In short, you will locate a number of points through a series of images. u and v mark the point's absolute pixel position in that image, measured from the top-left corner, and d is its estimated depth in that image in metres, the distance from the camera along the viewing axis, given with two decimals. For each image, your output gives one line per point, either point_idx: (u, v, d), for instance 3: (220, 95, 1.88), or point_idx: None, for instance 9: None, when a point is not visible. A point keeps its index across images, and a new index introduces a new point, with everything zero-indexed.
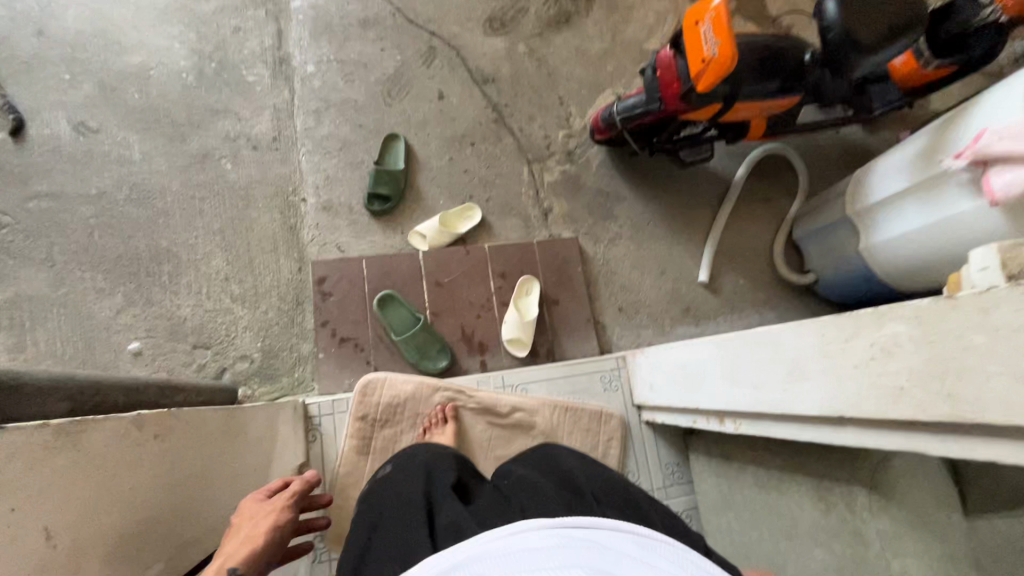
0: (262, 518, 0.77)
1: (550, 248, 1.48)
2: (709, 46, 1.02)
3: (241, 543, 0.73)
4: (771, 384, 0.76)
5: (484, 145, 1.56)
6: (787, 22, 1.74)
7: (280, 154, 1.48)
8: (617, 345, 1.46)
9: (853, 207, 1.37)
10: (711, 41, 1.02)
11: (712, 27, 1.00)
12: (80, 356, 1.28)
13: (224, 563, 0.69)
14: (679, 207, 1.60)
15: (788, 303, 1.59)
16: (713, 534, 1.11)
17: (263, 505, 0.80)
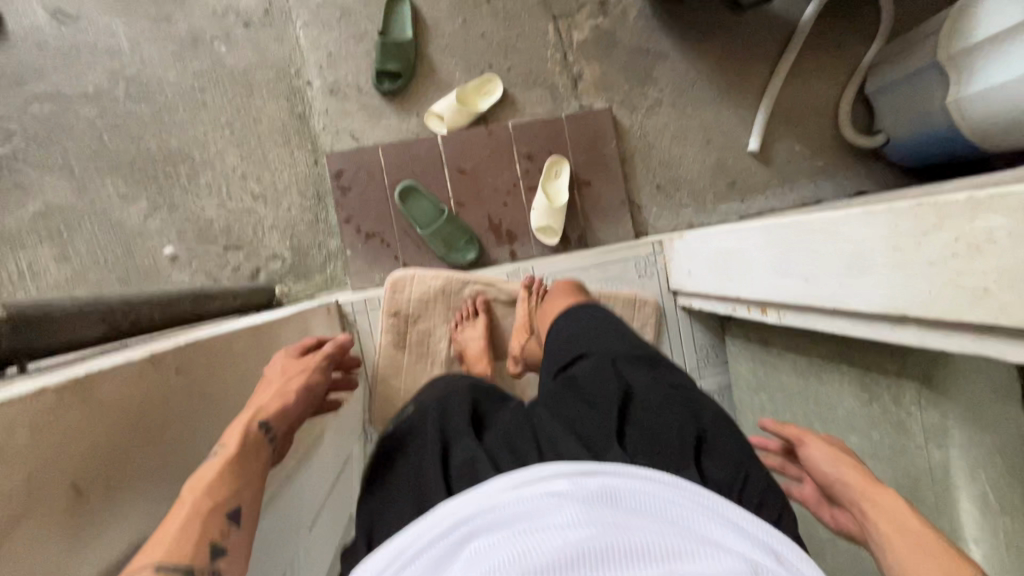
0: (294, 376, 0.64)
1: (581, 123, 1.34)
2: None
3: (272, 398, 0.60)
4: (825, 278, 0.69)
5: (501, 1, 1.34)
6: None
7: (275, 30, 1.33)
8: (654, 227, 1.38)
9: (948, 50, 1.14)
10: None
11: None
12: (121, 262, 1.31)
13: (251, 420, 0.56)
14: (731, 63, 1.38)
15: (849, 169, 1.43)
16: (746, 414, 1.13)
17: (297, 362, 0.66)
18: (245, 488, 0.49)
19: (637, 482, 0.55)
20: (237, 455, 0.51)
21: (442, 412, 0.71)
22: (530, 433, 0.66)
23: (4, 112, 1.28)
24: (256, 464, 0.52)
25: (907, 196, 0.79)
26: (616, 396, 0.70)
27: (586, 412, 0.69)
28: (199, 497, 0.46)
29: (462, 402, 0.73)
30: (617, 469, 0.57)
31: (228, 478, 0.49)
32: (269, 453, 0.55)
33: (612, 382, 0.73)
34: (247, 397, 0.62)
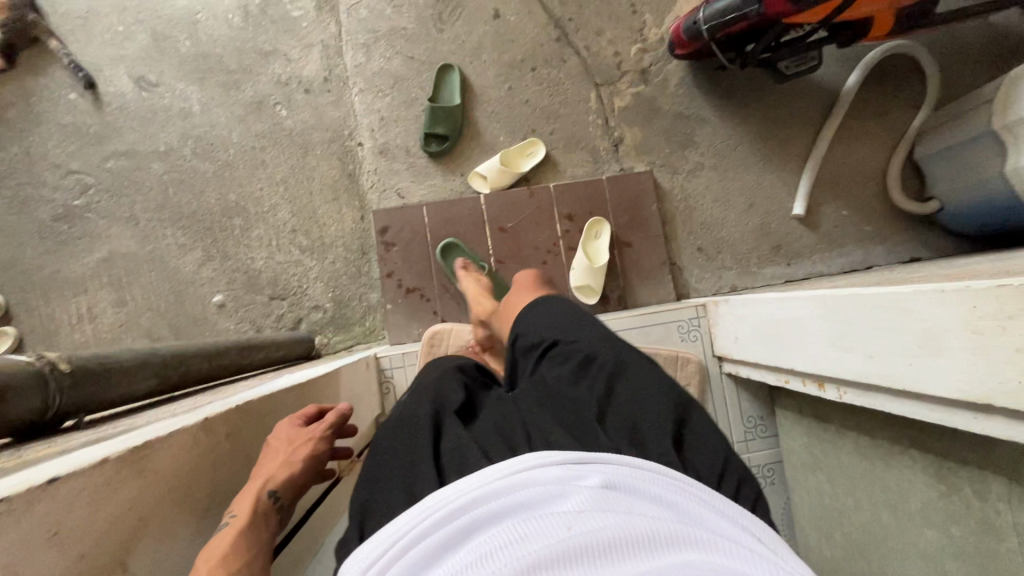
0: (297, 444, 0.63)
1: (622, 185, 1.35)
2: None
3: (278, 467, 0.60)
4: (893, 357, 0.64)
5: (546, 70, 1.40)
6: None
7: (333, 96, 1.42)
8: (695, 288, 1.36)
9: (1002, 120, 1.12)
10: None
11: None
12: (172, 308, 1.36)
13: (261, 490, 0.57)
14: (773, 128, 1.39)
15: (901, 235, 1.38)
16: (802, 494, 1.05)
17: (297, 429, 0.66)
18: (255, 558, 0.52)
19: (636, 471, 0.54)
20: (247, 528, 0.53)
21: (431, 401, 0.68)
22: (532, 424, 0.61)
23: (83, 168, 1.39)
24: (262, 536, 0.54)
25: (974, 272, 0.75)
26: (618, 391, 0.67)
27: (588, 409, 0.64)
28: (212, 568, 0.49)
29: (450, 390, 0.72)
30: (610, 456, 0.55)
31: (239, 549, 0.51)
32: (275, 526, 0.57)
33: (607, 375, 0.69)
34: (251, 462, 0.61)
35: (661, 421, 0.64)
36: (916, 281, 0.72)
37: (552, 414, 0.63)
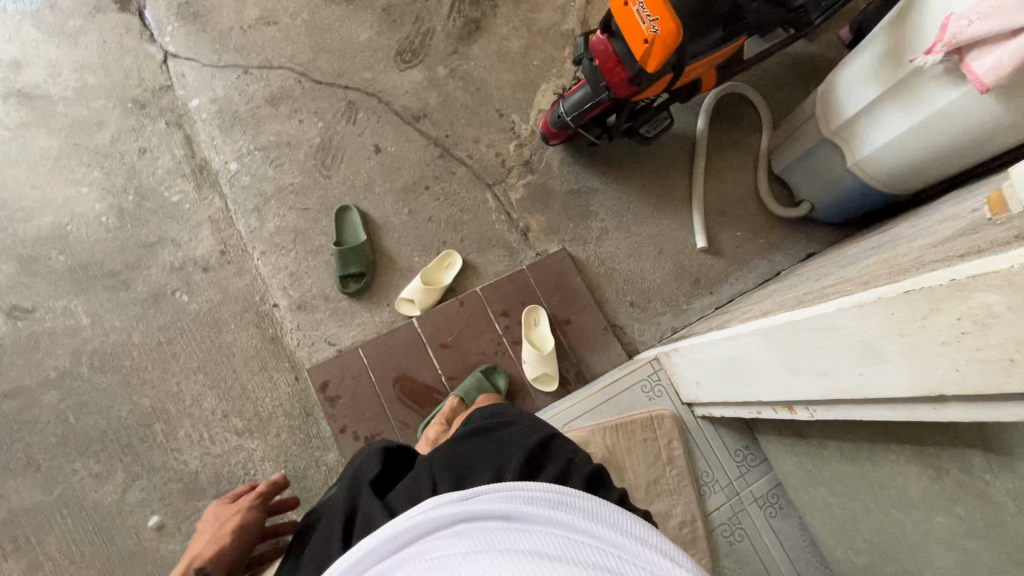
0: (228, 517, 1.04)
1: (543, 269, 1.40)
2: (649, 26, 0.89)
3: (209, 544, 0.99)
4: (844, 370, 0.69)
5: (439, 185, 1.46)
6: None
7: (233, 266, 1.37)
8: (641, 341, 1.40)
9: (828, 128, 1.32)
10: (653, 20, 0.88)
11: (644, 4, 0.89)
12: (100, 552, 1.17)
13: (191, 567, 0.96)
14: (654, 180, 1.53)
15: (791, 238, 1.54)
16: (812, 511, 1.05)
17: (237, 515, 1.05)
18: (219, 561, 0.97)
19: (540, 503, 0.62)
20: None
21: (351, 484, 0.80)
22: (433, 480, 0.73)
23: None
24: None
25: (862, 269, 0.84)
26: (513, 445, 0.79)
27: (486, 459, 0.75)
28: None
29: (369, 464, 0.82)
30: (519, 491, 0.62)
31: None
32: None
33: (506, 437, 0.81)
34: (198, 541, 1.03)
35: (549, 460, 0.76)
36: (828, 292, 0.80)
37: (447, 469, 0.74)
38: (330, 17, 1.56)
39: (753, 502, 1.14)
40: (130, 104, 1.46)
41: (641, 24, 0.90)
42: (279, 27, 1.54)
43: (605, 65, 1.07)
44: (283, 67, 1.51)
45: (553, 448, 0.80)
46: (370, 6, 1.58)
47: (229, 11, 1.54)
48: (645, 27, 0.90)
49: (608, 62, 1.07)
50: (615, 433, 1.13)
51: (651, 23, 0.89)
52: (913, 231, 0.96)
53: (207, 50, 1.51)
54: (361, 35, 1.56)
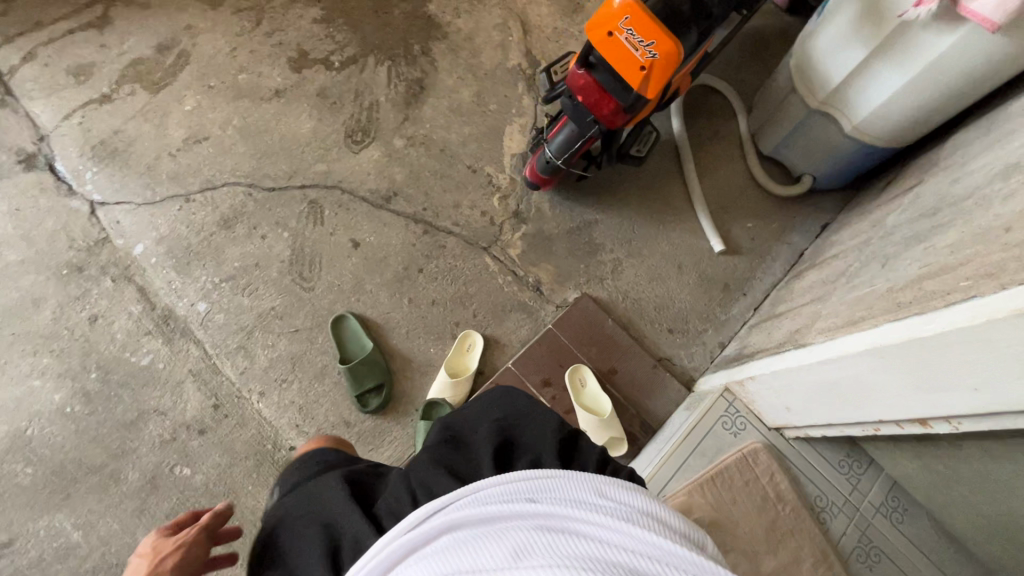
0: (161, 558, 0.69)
1: (570, 322, 1.28)
2: (644, 51, 0.80)
3: None
4: (1009, 384, 0.59)
5: (432, 262, 1.33)
6: None
7: (232, 417, 1.20)
8: (692, 367, 1.29)
9: (816, 99, 1.27)
10: (648, 44, 0.79)
11: (632, 32, 0.79)
12: None
13: None
14: (649, 194, 1.44)
15: (801, 214, 1.48)
16: (948, 509, 0.95)
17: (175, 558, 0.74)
18: None
19: (514, 489, 0.54)
20: None
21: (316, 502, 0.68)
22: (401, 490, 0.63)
23: None
24: None
25: (950, 250, 0.76)
26: (477, 436, 0.69)
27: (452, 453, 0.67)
28: None
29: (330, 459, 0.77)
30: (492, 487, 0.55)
31: None
32: None
33: (469, 430, 0.72)
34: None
35: (520, 443, 0.67)
36: (935, 288, 0.71)
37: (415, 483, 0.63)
38: (264, 116, 1.43)
39: (877, 513, 1.04)
40: (66, 269, 1.28)
41: (633, 50, 0.81)
42: (211, 141, 1.39)
43: (592, 99, 0.98)
44: (227, 184, 1.35)
45: (527, 427, 0.70)
46: (303, 94, 1.46)
47: (151, 139, 1.38)
48: (640, 53, 0.80)
49: (592, 96, 0.98)
50: (717, 488, 1.01)
51: (648, 48, 0.79)
52: (965, 190, 0.89)
53: (138, 187, 1.34)
54: (302, 127, 1.43)
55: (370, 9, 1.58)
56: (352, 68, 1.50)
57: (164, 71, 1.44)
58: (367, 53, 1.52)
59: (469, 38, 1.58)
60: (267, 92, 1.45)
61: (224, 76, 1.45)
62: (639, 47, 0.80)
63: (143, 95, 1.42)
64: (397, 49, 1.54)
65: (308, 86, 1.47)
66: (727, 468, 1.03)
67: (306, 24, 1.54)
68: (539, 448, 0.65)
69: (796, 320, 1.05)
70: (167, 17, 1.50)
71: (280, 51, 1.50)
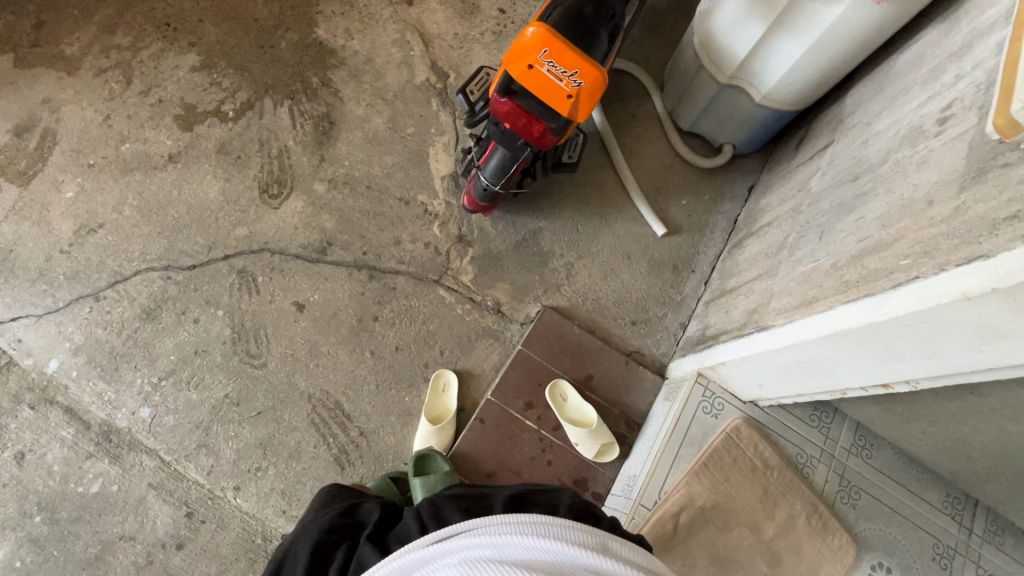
0: None
1: (538, 338, 1.27)
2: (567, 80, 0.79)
3: None
4: (958, 350, 0.64)
5: (386, 308, 1.28)
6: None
7: (210, 522, 1.11)
8: (662, 353, 1.33)
9: (723, 76, 1.31)
10: (570, 75, 0.78)
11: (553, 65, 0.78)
12: None
13: None
14: (586, 191, 1.45)
15: (729, 181, 1.53)
16: (911, 439, 1.05)
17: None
18: None
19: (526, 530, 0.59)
20: None
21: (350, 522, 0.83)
22: (414, 515, 0.75)
23: None
24: None
25: (882, 222, 0.81)
26: (498, 492, 0.81)
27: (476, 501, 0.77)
28: None
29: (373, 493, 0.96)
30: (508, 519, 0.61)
31: None
32: None
33: (491, 488, 0.83)
34: None
35: (534, 497, 0.78)
36: (878, 265, 0.75)
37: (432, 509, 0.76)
38: (162, 187, 1.29)
39: (851, 455, 1.13)
40: None
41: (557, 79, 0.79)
42: (107, 227, 1.24)
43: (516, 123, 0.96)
44: (140, 272, 1.22)
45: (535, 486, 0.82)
46: (201, 154, 1.33)
47: (35, 239, 1.22)
48: (566, 81, 0.79)
49: (515, 121, 0.96)
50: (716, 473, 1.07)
51: (572, 77, 0.78)
52: (880, 154, 0.95)
53: (34, 297, 1.19)
54: (209, 191, 1.30)
55: (252, 45, 1.45)
56: (249, 115, 1.38)
57: (29, 158, 1.26)
58: (262, 96, 1.40)
59: (368, 60, 1.49)
60: (158, 159, 1.31)
61: (104, 151, 1.29)
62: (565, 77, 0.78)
63: (12, 190, 1.24)
64: (293, 84, 1.43)
65: (204, 143, 1.34)
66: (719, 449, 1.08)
67: (184, 74, 1.39)
68: (553, 501, 0.77)
69: (750, 298, 1.09)
70: (17, 94, 1.31)
71: (162, 110, 1.35)
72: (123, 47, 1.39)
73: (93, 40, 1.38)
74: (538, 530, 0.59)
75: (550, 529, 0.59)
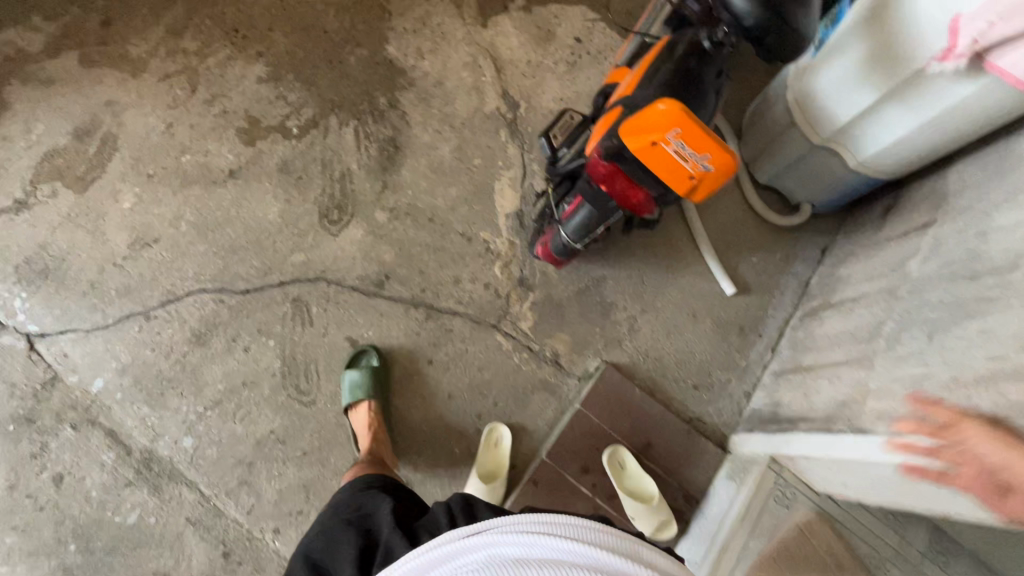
0: None
1: (598, 398, 1.22)
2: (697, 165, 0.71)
3: None
4: None
5: (440, 350, 1.22)
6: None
7: (247, 565, 1.07)
8: (724, 423, 1.26)
9: (818, 137, 1.23)
10: (704, 157, 0.70)
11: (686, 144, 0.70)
12: None
13: None
14: (654, 240, 1.38)
15: (803, 240, 1.45)
16: None
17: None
18: None
19: (551, 530, 0.51)
20: None
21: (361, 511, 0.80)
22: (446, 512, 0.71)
23: None
24: None
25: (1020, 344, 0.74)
26: None
27: None
28: None
29: (381, 477, 0.90)
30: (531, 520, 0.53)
31: None
32: None
33: None
34: None
35: None
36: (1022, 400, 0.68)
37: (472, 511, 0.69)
38: (220, 203, 1.24)
39: None
40: (13, 424, 1.09)
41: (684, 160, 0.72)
42: (162, 242, 1.20)
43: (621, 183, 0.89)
44: (192, 292, 1.18)
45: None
46: (262, 171, 1.28)
47: (88, 249, 1.17)
48: (693, 165, 0.72)
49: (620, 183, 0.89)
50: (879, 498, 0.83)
51: (703, 162, 0.71)
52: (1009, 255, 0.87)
53: (83, 310, 1.14)
54: (267, 211, 1.25)
55: (320, 58, 1.39)
56: (313, 133, 1.33)
57: (89, 162, 1.22)
58: (327, 114, 1.35)
59: (438, 83, 1.43)
60: (218, 173, 1.26)
61: (163, 160, 1.25)
62: (691, 160, 0.71)
63: (68, 196, 1.19)
64: (359, 103, 1.37)
65: (265, 160, 1.29)
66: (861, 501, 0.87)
67: (250, 85, 1.34)
68: None
69: (837, 387, 1.02)
70: (80, 94, 1.26)
71: (225, 122, 1.30)
72: (190, 51, 1.34)
73: (160, 42, 1.33)
74: (566, 530, 0.51)
75: (576, 529, 0.51)
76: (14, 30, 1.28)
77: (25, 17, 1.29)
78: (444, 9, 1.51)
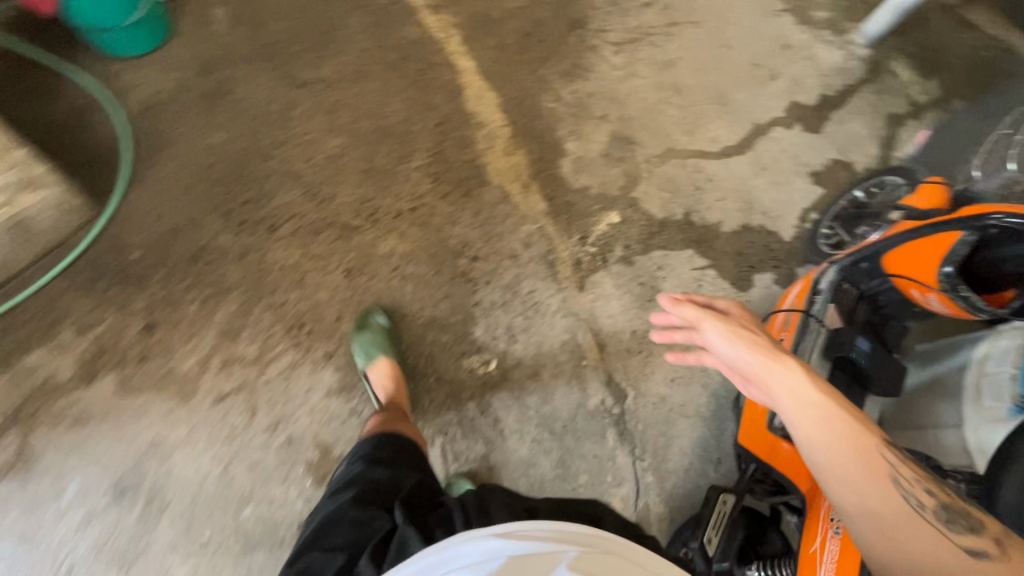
0: None
1: None
2: (928, 513, 0.65)
3: None
4: None
5: None
6: (687, 251, 1.39)
7: None
8: None
9: None
10: (965, 523, 0.64)
11: None
12: None
13: None
14: None
15: None
16: None
17: None
18: None
19: (576, 538, 0.56)
20: None
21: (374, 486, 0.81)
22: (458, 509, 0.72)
23: None
24: None
25: None
26: None
27: None
28: None
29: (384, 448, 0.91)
30: (556, 528, 0.58)
31: None
32: None
33: None
34: None
35: None
36: None
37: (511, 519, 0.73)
38: None
39: None
40: None
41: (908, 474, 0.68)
42: None
43: (720, 349, 0.76)
44: None
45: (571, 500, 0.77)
46: None
47: None
48: (910, 520, 0.64)
49: None
50: (801, 414, 0.69)
51: (921, 516, 0.64)
52: None
53: None
54: None
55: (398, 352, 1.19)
56: None
57: (132, 527, 1.02)
58: None
59: (534, 372, 1.23)
60: (287, 529, 1.05)
61: (219, 520, 1.04)
62: (915, 496, 0.66)
63: None
64: (445, 411, 1.18)
65: None
66: (772, 388, 0.72)
67: (318, 401, 1.13)
68: None
69: None
70: (120, 433, 1.06)
71: (292, 455, 1.09)
72: (248, 358, 1.13)
73: (213, 349, 1.13)
74: (585, 537, 0.57)
75: (593, 537, 0.57)
76: (39, 350, 1.08)
77: (52, 332, 1.10)
78: (535, 269, 1.31)
